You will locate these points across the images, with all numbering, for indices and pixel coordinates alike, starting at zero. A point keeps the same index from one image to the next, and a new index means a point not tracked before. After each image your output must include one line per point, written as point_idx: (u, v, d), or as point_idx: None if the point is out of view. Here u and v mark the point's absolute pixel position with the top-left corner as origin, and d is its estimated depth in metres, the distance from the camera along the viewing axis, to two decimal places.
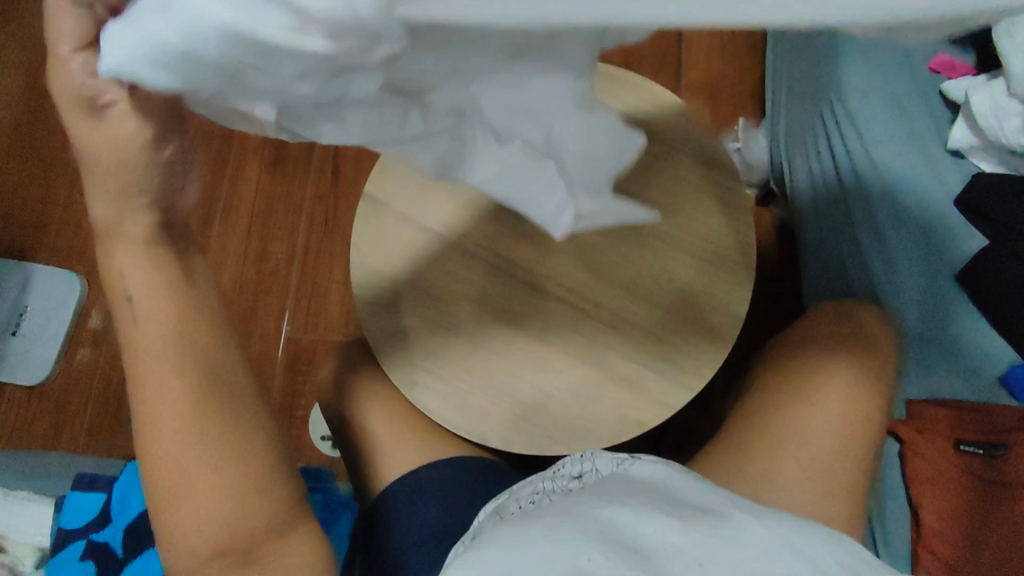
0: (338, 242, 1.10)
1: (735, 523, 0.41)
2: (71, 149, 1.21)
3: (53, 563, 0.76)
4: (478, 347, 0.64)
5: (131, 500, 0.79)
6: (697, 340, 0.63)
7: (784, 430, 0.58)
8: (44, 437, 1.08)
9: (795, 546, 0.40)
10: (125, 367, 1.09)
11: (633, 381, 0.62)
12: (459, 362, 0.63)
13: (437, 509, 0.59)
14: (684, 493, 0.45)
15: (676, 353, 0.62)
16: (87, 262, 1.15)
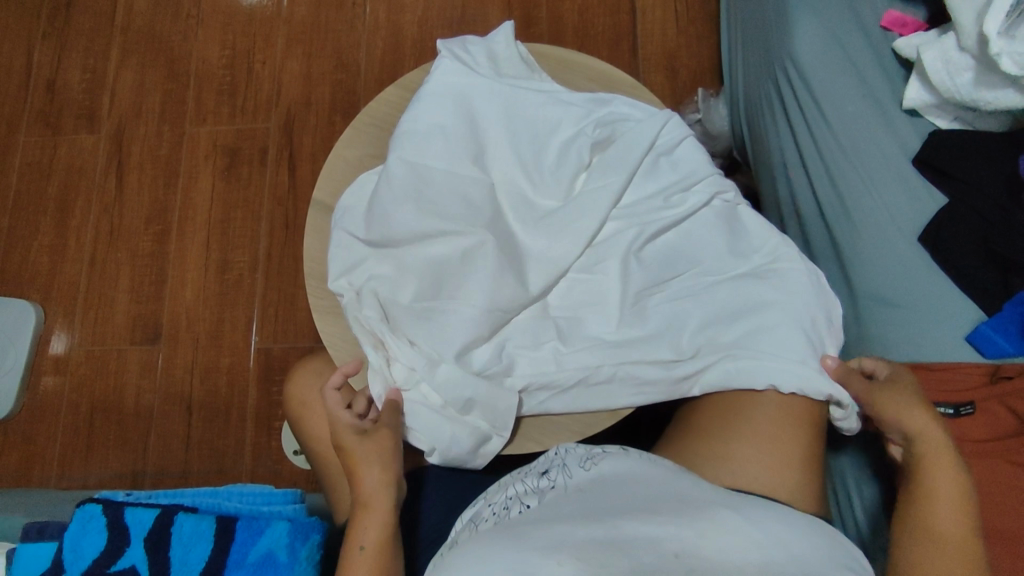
0: (301, 244, 1.06)
1: (708, 515, 0.41)
2: (12, 173, 1.16)
3: None
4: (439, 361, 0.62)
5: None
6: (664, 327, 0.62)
7: (755, 448, 0.55)
8: (15, 474, 1.04)
9: (770, 538, 0.39)
10: (92, 394, 1.06)
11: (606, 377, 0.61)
12: None
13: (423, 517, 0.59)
14: (655, 487, 0.44)
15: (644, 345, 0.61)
16: (41, 288, 1.11)
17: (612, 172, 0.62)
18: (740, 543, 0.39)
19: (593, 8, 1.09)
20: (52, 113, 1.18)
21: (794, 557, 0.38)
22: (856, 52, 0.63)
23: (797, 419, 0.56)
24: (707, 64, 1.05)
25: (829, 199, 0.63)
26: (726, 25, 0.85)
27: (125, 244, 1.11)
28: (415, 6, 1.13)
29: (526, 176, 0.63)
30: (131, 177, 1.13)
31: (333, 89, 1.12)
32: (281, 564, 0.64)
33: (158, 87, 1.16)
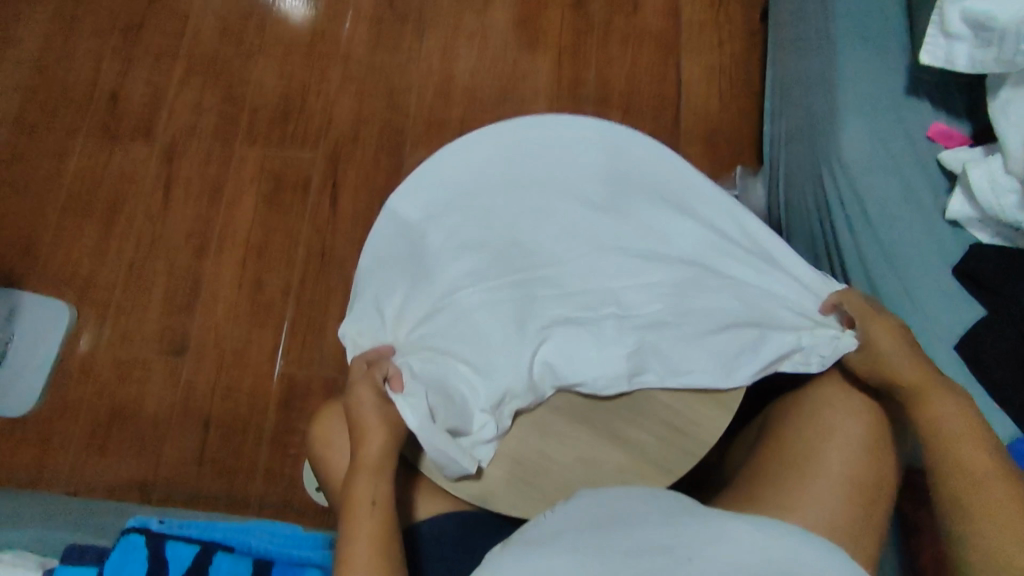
0: (336, 274, 1.09)
1: (709, 522, 0.40)
2: (64, 176, 1.20)
3: None
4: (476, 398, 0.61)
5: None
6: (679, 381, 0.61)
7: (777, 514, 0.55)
8: (28, 473, 1.05)
9: (783, 545, 0.37)
10: (114, 400, 1.07)
11: (619, 436, 0.60)
12: None
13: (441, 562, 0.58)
14: (661, 505, 0.43)
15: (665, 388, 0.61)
16: (77, 289, 1.14)
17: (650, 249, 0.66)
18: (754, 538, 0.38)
19: (640, 77, 1.13)
20: (110, 122, 1.23)
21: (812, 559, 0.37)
22: (902, 158, 0.64)
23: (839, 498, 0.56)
24: (747, 140, 1.08)
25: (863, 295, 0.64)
26: (769, 116, 0.89)
27: (163, 256, 1.14)
28: (469, 57, 1.18)
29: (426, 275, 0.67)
30: (179, 190, 1.17)
31: (381, 128, 1.16)
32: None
33: (215, 108, 1.21)
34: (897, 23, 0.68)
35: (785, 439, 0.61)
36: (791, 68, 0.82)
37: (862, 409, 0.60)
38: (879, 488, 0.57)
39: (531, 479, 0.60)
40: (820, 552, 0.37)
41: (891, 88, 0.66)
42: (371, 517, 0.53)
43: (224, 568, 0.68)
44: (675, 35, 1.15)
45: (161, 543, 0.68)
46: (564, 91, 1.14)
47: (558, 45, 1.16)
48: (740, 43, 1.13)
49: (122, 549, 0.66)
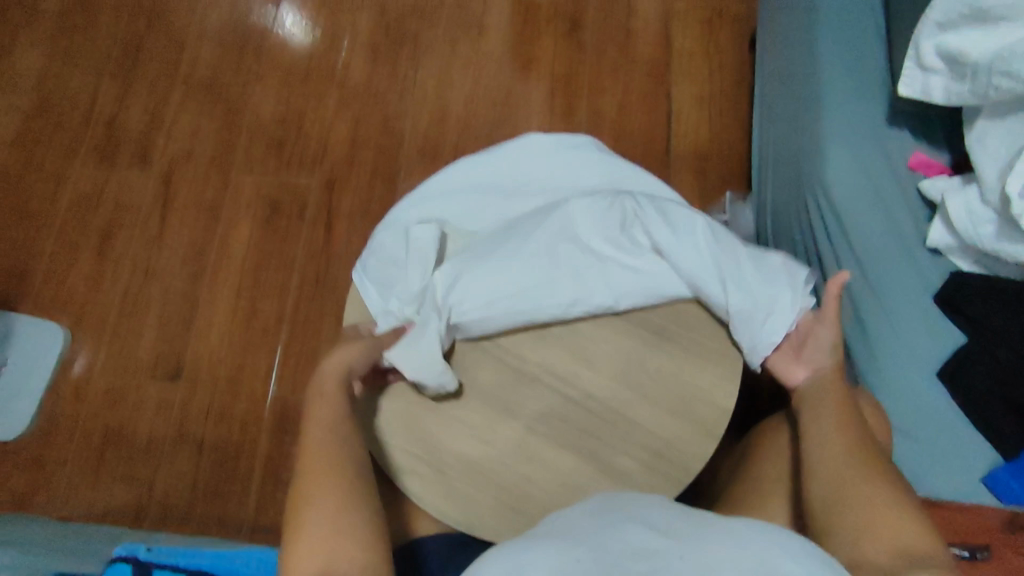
0: (330, 299, 1.09)
1: (701, 528, 0.40)
2: (61, 200, 1.22)
3: None
4: (456, 418, 0.60)
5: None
6: (668, 393, 0.59)
7: None
8: (17, 497, 1.05)
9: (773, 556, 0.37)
10: (106, 424, 1.07)
11: (603, 461, 0.58)
12: (447, 434, 0.59)
13: None
14: (664, 511, 0.44)
15: (652, 406, 0.59)
16: (72, 313, 1.14)
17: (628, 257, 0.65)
18: (732, 534, 0.39)
19: (631, 104, 1.15)
20: (108, 147, 1.24)
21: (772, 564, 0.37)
22: (881, 181, 0.66)
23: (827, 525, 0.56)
24: (736, 166, 1.10)
25: (845, 310, 0.65)
26: (756, 141, 0.91)
27: (158, 280, 1.14)
28: (463, 84, 1.20)
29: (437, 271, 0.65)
30: (176, 215, 1.18)
31: (376, 153, 1.18)
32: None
33: (212, 133, 1.23)
34: (877, 55, 0.70)
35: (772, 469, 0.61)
36: (776, 97, 0.84)
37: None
38: None
39: (517, 505, 0.57)
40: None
41: (871, 117, 0.68)
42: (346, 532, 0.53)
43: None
44: (665, 63, 1.17)
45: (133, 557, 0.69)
46: (557, 118, 1.16)
47: (551, 73, 1.19)
48: (728, 71, 1.16)
49: None
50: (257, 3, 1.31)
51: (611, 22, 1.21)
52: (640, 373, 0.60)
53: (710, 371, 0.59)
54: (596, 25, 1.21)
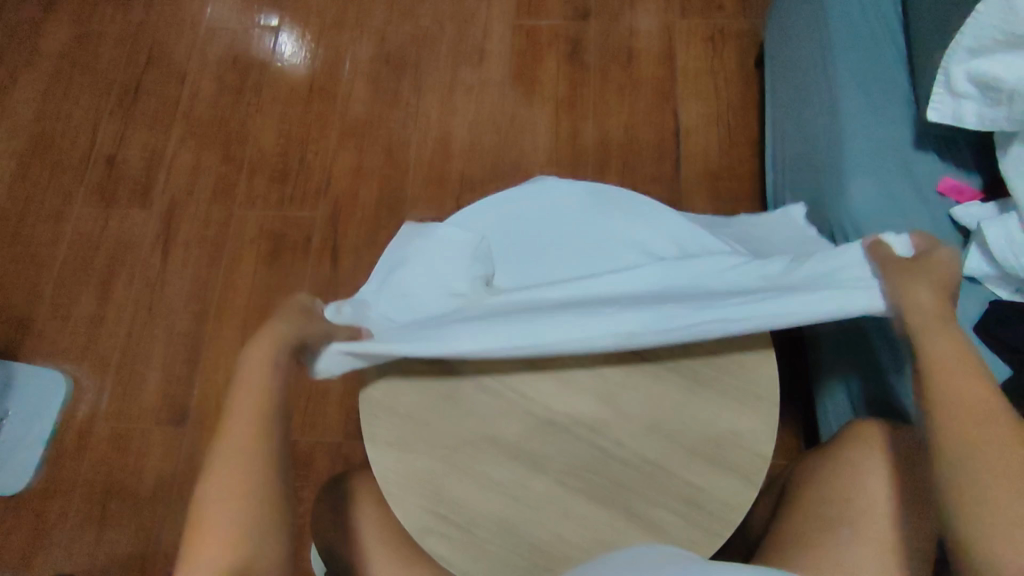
0: None
1: None
2: (61, 242, 1.19)
3: None
4: (484, 475, 0.57)
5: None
6: (704, 440, 0.57)
7: None
8: (21, 551, 1.01)
9: None
10: (111, 472, 1.04)
11: (641, 514, 0.55)
12: (477, 490, 0.57)
13: None
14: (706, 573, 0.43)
15: (686, 454, 0.56)
16: (74, 357, 1.11)
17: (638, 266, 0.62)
18: None
19: (638, 125, 1.14)
20: (108, 186, 1.22)
21: None
22: (909, 206, 0.64)
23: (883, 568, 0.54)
24: (749, 187, 1.08)
25: None
26: (771, 161, 0.89)
27: (162, 321, 1.12)
28: (467, 110, 1.19)
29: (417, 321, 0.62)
30: (178, 252, 1.16)
31: (380, 184, 1.16)
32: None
33: (213, 168, 1.21)
34: (897, 76, 0.69)
35: (817, 508, 0.58)
36: (792, 119, 0.82)
37: (892, 468, 0.57)
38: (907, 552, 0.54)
39: (553, 566, 0.54)
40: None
41: (894, 136, 0.66)
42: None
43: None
44: (670, 83, 1.16)
45: None
46: (562, 141, 1.14)
47: (555, 97, 1.17)
48: (735, 89, 1.14)
49: None
50: (254, 34, 1.30)
51: (614, 44, 1.20)
52: (671, 420, 0.58)
53: (746, 417, 0.57)
54: (600, 48, 1.20)
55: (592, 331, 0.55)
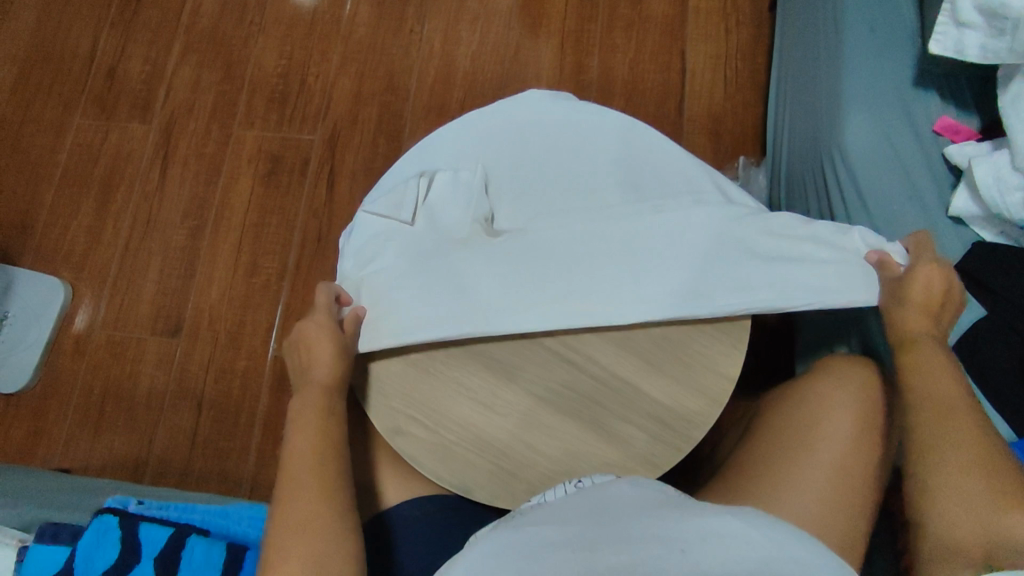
0: (330, 258, 1.08)
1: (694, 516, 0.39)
2: (61, 152, 1.19)
3: None
4: (456, 383, 0.59)
5: (95, 561, 0.61)
6: (675, 361, 0.58)
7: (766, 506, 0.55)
8: (21, 447, 1.05)
9: (753, 535, 0.37)
10: (107, 377, 1.07)
11: (604, 427, 0.57)
12: (450, 394, 0.58)
13: (424, 539, 0.56)
14: (657, 500, 0.43)
15: (654, 373, 0.58)
16: (72, 266, 1.13)
17: (643, 230, 0.60)
18: (729, 517, 0.39)
19: (645, 64, 1.11)
20: (108, 98, 1.21)
21: (751, 545, 0.36)
22: (904, 148, 0.63)
23: (836, 489, 0.55)
24: (751, 132, 1.06)
25: None
26: (775, 101, 0.88)
27: (159, 235, 1.13)
28: (471, 40, 1.16)
29: (447, 283, 0.60)
30: (176, 169, 1.16)
31: (380, 111, 1.14)
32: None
33: (213, 86, 1.20)
34: (908, 12, 0.66)
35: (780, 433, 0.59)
36: (797, 58, 0.80)
37: (858, 400, 0.58)
38: (862, 477, 0.56)
39: (517, 472, 0.57)
40: (796, 562, 0.35)
41: (896, 72, 0.64)
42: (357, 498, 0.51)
43: (197, 552, 0.64)
44: (681, 22, 1.12)
45: (136, 525, 0.64)
46: (567, 76, 1.12)
47: (562, 30, 1.14)
48: (747, 30, 1.11)
49: (97, 529, 0.63)
50: None
51: None
52: (642, 339, 0.58)
53: (717, 345, 0.58)
54: None
55: (624, 291, 0.58)
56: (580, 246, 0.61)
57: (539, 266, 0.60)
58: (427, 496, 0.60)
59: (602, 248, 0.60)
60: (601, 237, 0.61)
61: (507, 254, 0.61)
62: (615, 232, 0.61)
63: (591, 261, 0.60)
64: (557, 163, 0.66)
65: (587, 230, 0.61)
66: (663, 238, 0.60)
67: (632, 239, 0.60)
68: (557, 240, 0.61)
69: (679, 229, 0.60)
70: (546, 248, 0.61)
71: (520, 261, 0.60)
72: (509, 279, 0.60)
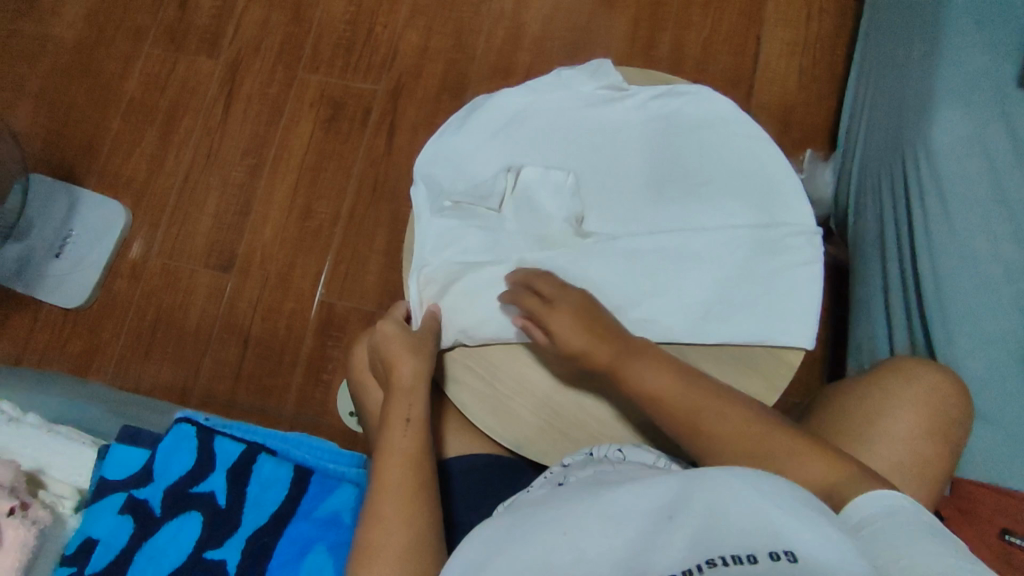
0: (384, 210, 1.09)
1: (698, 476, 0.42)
2: (129, 81, 1.22)
3: (92, 510, 0.67)
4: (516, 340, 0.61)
5: (175, 462, 0.71)
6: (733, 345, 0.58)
7: None
8: (75, 362, 1.10)
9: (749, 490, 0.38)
10: (160, 304, 1.10)
11: None
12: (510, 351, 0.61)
13: (468, 492, 0.58)
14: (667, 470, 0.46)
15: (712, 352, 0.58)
16: (133, 193, 1.16)
17: (727, 250, 0.59)
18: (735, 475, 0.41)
19: (719, 44, 1.08)
20: (178, 31, 1.23)
21: (740, 499, 0.38)
22: (995, 151, 0.61)
23: None
24: (821, 124, 1.03)
25: (925, 276, 0.61)
26: (854, 94, 0.86)
27: (218, 171, 1.15)
28: (543, 5, 1.14)
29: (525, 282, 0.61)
30: (239, 107, 1.18)
31: (445, 68, 1.14)
32: (344, 526, 0.68)
33: (281, 27, 1.20)
34: (1020, 7, 0.63)
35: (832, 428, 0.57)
36: (886, 53, 0.78)
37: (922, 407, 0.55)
38: None
39: (566, 430, 0.59)
40: (787, 513, 0.37)
41: (995, 70, 0.62)
42: (402, 438, 0.54)
43: (265, 469, 0.71)
44: (761, 3, 1.09)
45: (210, 437, 0.72)
46: (637, 50, 1.10)
47: (637, 2, 1.12)
48: (829, 18, 1.07)
49: (175, 437, 0.72)
50: None
51: None
52: None
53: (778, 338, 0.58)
54: None
55: (704, 312, 0.58)
56: (664, 256, 0.60)
57: (622, 273, 0.60)
58: (473, 452, 0.62)
59: (686, 264, 0.59)
60: (686, 249, 0.59)
61: (589, 259, 0.61)
62: (701, 248, 0.59)
63: (675, 275, 0.59)
64: (643, 157, 0.64)
65: (673, 241, 0.60)
66: (747, 261, 0.59)
67: (716, 256, 0.59)
68: (640, 248, 0.60)
69: (763, 251, 0.59)
70: (628, 255, 0.60)
71: (603, 267, 0.60)
72: (591, 288, 0.60)
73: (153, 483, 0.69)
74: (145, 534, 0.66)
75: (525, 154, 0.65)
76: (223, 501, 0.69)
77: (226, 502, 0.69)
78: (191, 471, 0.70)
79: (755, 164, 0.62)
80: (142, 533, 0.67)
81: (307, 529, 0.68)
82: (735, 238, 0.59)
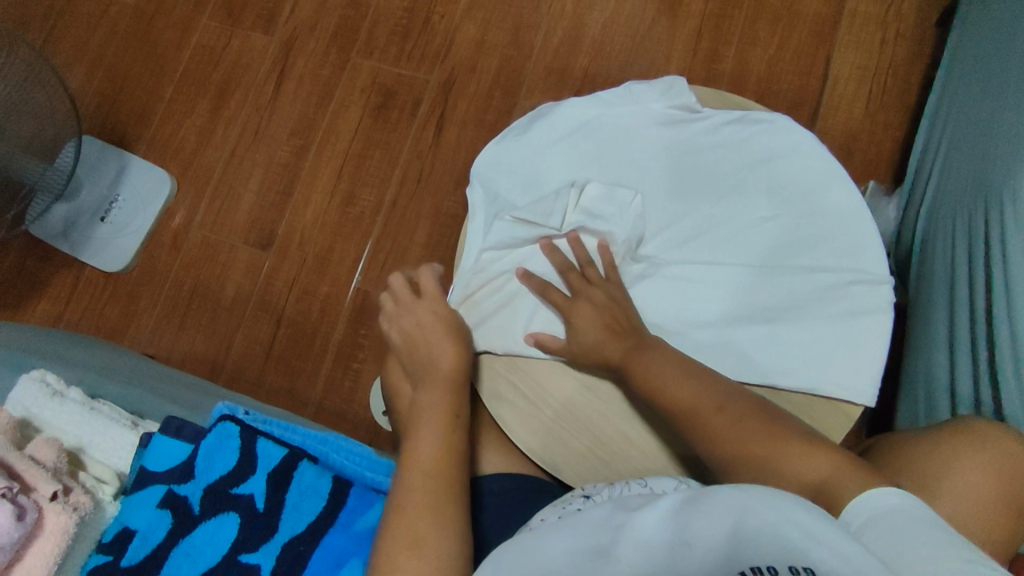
0: (427, 203, 1.08)
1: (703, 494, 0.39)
2: (185, 51, 1.22)
3: (131, 501, 0.67)
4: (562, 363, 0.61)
5: (216, 462, 0.69)
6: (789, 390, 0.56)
7: None
8: (111, 326, 1.11)
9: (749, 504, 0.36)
10: (198, 277, 1.11)
11: None
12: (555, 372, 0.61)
13: (498, 510, 0.57)
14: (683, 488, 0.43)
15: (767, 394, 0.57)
16: (181, 163, 1.17)
17: (788, 288, 0.58)
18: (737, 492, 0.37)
19: (784, 63, 1.05)
20: (237, 5, 1.23)
21: (739, 515, 0.35)
22: None
23: None
24: (885, 155, 1.00)
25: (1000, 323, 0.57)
26: (936, 120, 0.81)
27: (265, 148, 1.15)
28: (605, 7, 1.12)
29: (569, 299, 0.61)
30: (290, 86, 1.17)
31: (500, 64, 1.12)
32: None
33: (338, 9, 1.19)
34: None
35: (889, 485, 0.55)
36: (974, 86, 0.74)
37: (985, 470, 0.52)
38: None
39: (608, 459, 0.58)
40: (795, 528, 0.33)
41: None
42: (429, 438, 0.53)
43: (306, 476, 0.70)
44: (833, 24, 1.05)
45: (253, 438, 0.70)
46: (699, 62, 1.07)
47: (703, 12, 1.09)
48: (903, 45, 1.03)
49: (218, 436, 0.70)
50: None
51: None
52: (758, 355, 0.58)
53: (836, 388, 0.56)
54: None
55: (760, 347, 0.57)
56: (724, 288, 0.59)
57: (681, 300, 0.60)
58: (506, 469, 0.61)
59: (745, 297, 0.59)
60: (748, 283, 0.59)
61: (648, 283, 0.61)
62: (761, 285, 0.58)
63: (733, 306, 0.59)
64: (710, 180, 0.62)
65: (734, 273, 0.59)
66: (808, 300, 0.57)
67: (778, 293, 0.58)
68: (700, 276, 0.60)
69: (826, 291, 0.57)
70: (688, 283, 0.60)
71: (663, 293, 0.60)
72: (648, 312, 0.60)
73: (195, 478, 0.68)
74: (181, 532, 0.65)
75: (589, 167, 0.64)
76: (262, 504, 0.67)
77: (265, 507, 0.67)
78: (231, 470, 0.68)
79: (826, 200, 0.59)
80: (178, 529, 0.66)
81: (342, 541, 0.67)
82: (797, 276, 0.58)
